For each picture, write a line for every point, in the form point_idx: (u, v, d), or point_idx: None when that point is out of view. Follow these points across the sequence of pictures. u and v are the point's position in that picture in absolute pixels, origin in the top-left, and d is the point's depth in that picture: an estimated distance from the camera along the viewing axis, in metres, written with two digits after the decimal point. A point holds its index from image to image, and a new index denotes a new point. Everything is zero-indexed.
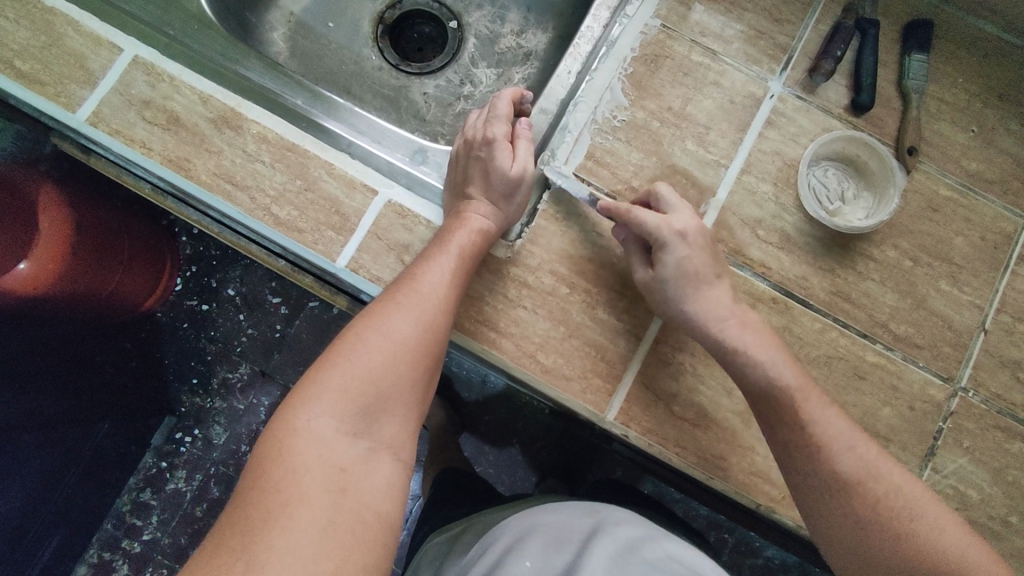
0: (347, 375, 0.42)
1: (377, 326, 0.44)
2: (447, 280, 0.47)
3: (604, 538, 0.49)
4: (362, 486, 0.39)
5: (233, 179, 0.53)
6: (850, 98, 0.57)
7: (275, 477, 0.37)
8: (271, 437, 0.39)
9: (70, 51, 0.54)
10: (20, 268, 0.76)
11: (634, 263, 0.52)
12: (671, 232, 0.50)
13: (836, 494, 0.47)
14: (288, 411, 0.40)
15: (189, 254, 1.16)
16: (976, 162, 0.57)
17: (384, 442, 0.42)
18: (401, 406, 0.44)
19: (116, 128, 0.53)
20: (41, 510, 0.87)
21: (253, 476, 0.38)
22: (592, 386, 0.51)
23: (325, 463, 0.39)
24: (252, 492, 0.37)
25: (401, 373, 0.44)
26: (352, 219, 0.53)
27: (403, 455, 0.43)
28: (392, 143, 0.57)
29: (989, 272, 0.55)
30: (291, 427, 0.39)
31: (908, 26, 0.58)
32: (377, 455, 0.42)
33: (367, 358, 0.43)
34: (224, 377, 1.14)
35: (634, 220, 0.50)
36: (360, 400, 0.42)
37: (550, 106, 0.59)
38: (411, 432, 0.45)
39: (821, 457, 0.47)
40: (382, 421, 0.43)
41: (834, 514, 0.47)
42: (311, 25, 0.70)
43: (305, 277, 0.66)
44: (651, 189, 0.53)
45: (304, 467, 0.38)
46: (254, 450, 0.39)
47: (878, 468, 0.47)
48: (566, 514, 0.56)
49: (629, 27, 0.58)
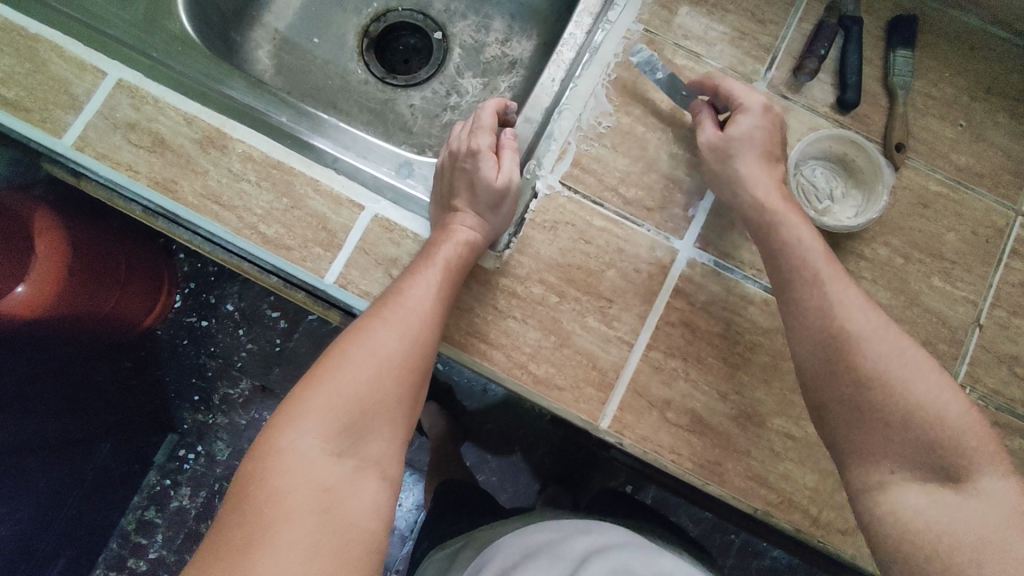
0: (332, 392, 0.42)
1: (362, 342, 0.44)
2: (433, 293, 0.47)
3: (599, 558, 0.49)
4: (348, 505, 0.39)
5: (220, 200, 0.53)
6: (836, 96, 0.57)
7: (258, 499, 0.37)
8: (257, 458, 0.39)
9: (55, 77, 0.54)
10: (18, 291, 0.77)
11: (702, 124, 0.54)
12: (756, 102, 0.54)
13: (843, 369, 0.44)
14: (273, 431, 0.41)
15: (186, 271, 1.16)
16: (965, 156, 0.56)
17: (371, 460, 0.42)
18: (388, 423, 0.44)
19: (102, 152, 0.53)
20: (45, 533, 0.87)
21: (237, 498, 0.38)
22: (585, 395, 0.51)
23: (310, 483, 0.39)
24: (236, 515, 0.37)
25: (387, 389, 0.44)
26: (339, 235, 0.53)
27: (390, 473, 0.43)
28: (378, 157, 0.58)
29: (982, 267, 0.55)
30: (276, 447, 0.39)
31: (891, 22, 0.58)
32: (364, 473, 0.41)
33: (353, 375, 0.43)
34: (225, 393, 1.14)
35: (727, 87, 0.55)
36: (346, 418, 0.41)
37: (535, 115, 0.59)
38: (400, 449, 0.44)
39: (825, 339, 0.46)
40: (369, 439, 0.42)
41: (839, 389, 0.45)
42: (296, 41, 0.70)
43: (297, 293, 0.66)
44: None
45: (288, 488, 0.38)
46: (240, 471, 0.40)
47: (889, 346, 0.44)
48: (563, 533, 0.55)
49: (611, 32, 0.58)
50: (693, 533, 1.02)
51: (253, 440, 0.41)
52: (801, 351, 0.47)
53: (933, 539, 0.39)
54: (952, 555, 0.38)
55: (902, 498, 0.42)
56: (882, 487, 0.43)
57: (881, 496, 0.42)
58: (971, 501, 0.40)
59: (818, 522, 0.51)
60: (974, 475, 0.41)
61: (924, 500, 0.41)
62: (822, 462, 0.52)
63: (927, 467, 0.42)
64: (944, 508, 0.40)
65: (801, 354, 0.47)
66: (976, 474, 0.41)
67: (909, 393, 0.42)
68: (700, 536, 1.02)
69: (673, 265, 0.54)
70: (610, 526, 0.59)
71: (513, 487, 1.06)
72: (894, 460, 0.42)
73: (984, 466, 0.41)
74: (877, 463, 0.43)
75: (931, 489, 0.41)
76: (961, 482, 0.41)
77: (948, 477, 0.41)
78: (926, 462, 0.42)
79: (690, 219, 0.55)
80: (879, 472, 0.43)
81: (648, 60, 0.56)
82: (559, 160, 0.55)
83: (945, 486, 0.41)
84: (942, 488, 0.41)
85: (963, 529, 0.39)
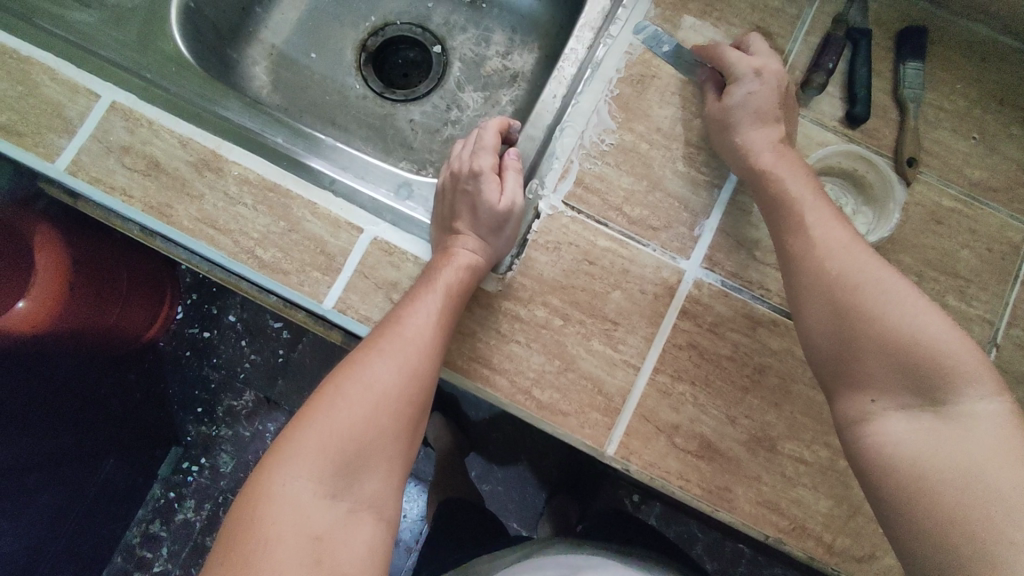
0: (326, 431, 0.41)
1: (358, 377, 0.43)
2: (432, 322, 0.46)
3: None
4: (340, 552, 0.38)
5: (216, 223, 0.52)
6: (845, 110, 0.55)
7: (247, 547, 0.36)
8: (248, 501, 0.39)
9: (48, 100, 0.53)
10: (19, 306, 0.77)
11: (707, 95, 0.55)
12: (748, 68, 0.52)
13: (826, 302, 0.44)
14: (265, 473, 0.40)
15: (188, 282, 1.15)
16: (979, 170, 0.55)
17: (366, 501, 0.41)
18: (384, 460, 0.42)
19: (96, 176, 0.52)
20: (48, 550, 0.86)
21: (226, 545, 0.37)
22: (591, 420, 0.50)
23: (300, 530, 0.38)
24: (223, 562, 0.36)
25: (384, 425, 0.43)
26: (338, 258, 0.52)
27: (386, 513, 0.42)
28: (376, 178, 0.56)
29: (998, 284, 0.53)
30: (267, 491, 0.39)
31: (901, 33, 0.56)
32: (357, 516, 0.40)
33: (348, 412, 0.42)
34: (228, 406, 1.14)
35: (719, 55, 0.54)
36: (340, 458, 0.40)
37: (536, 133, 0.58)
38: (397, 487, 0.43)
39: (811, 276, 0.45)
40: (364, 479, 0.41)
41: (824, 323, 0.44)
42: (293, 56, 0.69)
43: (297, 312, 0.65)
44: (743, 38, 0.55)
45: (277, 536, 0.37)
46: (231, 514, 0.39)
47: (872, 276, 0.43)
48: (558, 572, 0.54)
49: (613, 47, 0.56)
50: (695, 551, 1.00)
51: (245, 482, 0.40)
52: (794, 289, 0.46)
53: (914, 465, 0.38)
54: (931, 480, 0.36)
55: (885, 426, 0.40)
56: (865, 417, 0.41)
57: (865, 427, 0.41)
58: (956, 428, 0.37)
59: (833, 549, 0.50)
60: (958, 397, 0.38)
61: (906, 429, 0.39)
62: (836, 487, 0.50)
63: (910, 394, 0.40)
64: (925, 434, 0.38)
65: (792, 296, 0.47)
66: (963, 399, 0.38)
67: (888, 320, 0.41)
68: (702, 554, 1.00)
69: (680, 286, 0.52)
70: (604, 563, 0.58)
71: (519, 498, 1.04)
72: (876, 389, 0.41)
73: (973, 389, 0.38)
74: (861, 394, 0.42)
75: (914, 416, 0.39)
76: (947, 407, 0.38)
77: (933, 402, 0.39)
78: (910, 388, 0.39)
79: (696, 238, 0.53)
80: (863, 402, 0.41)
81: (654, 36, 0.56)
82: (562, 179, 0.54)
83: (929, 412, 0.39)
84: (928, 414, 0.39)
85: (945, 455, 0.37)
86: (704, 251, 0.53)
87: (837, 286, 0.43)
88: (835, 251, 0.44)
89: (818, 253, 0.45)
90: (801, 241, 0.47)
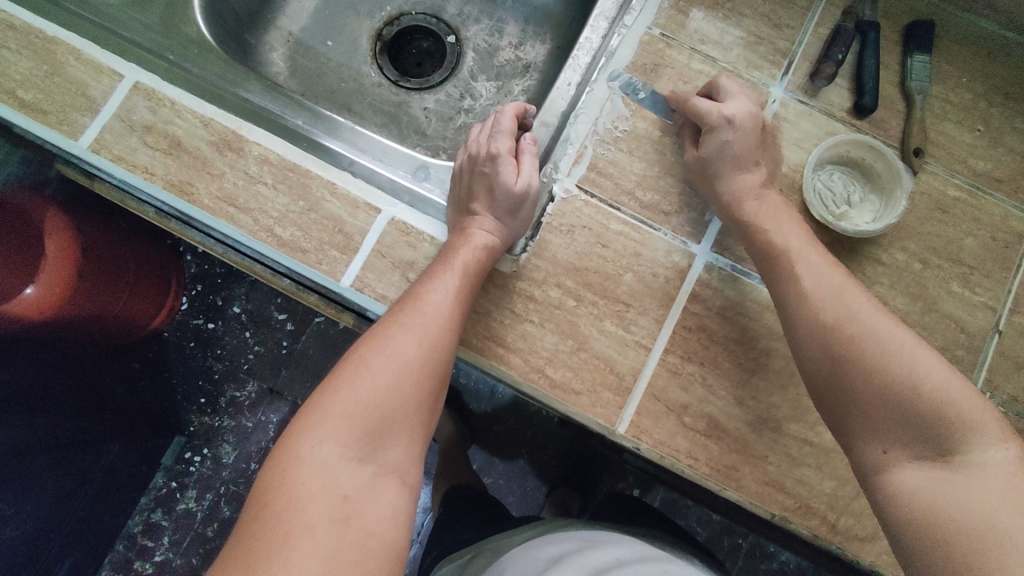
0: (351, 398, 0.42)
1: (381, 348, 0.45)
2: (450, 299, 0.48)
3: (609, 571, 0.48)
4: (367, 513, 0.39)
5: (236, 202, 0.53)
6: (853, 101, 0.57)
7: (277, 506, 0.37)
8: (275, 466, 0.40)
9: (71, 79, 0.54)
10: (26, 294, 0.76)
11: (685, 143, 0.56)
12: (721, 117, 0.53)
13: (827, 353, 0.46)
14: (291, 438, 0.41)
15: (194, 273, 1.16)
16: (983, 161, 0.56)
17: (389, 466, 0.42)
18: (405, 429, 0.44)
19: (118, 154, 0.53)
20: (52, 534, 0.87)
21: (256, 505, 0.38)
22: (602, 399, 0.51)
23: (329, 490, 0.39)
24: (255, 523, 0.37)
25: (406, 394, 0.44)
26: (355, 238, 0.53)
27: (408, 480, 0.43)
28: (393, 160, 0.57)
29: (1001, 272, 0.55)
30: (294, 455, 0.40)
31: (907, 27, 0.58)
32: (382, 480, 0.42)
33: (371, 381, 0.43)
34: (231, 396, 1.14)
35: (691, 105, 0.54)
36: (365, 424, 0.42)
37: (551, 119, 0.59)
38: (416, 456, 0.45)
39: (811, 328, 0.47)
40: (387, 445, 0.43)
41: (828, 374, 0.46)
42: (310, 43, 0.71)
43: (310, 296, 0.66)
44: (712, 81, 0.56)
45: (307, 495, 0.38)
46: (258, 479, 0.40)
47: (869, 323, 0.45)
48: (574, 544, 0.55)
49: (628, 36, 0.58)
50: (700, 538, 1.01)
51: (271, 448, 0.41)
52: (789, 324, 0.49)
53: (931, 514, 0.39)
54: (949, 529, 0.38)
55: (900, 478, 0.42)
56: (880, 468, 0.43)
57: (881, 479, 0.43)
58: (967, 476, 0.39)
59: (836, 528, 0.51)
60: (967, 446, 0.40)
61: (921, 480, 0.41)
62: (840, 468, 0.51)
63: (920, 444, 0.41)
64: (938, 485, 0.40)
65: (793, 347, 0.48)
66: (974, 447, 0.40)
67: (890, 372, 0.43)
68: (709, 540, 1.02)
69: (690, 270, 0.53)
70: (619, 536, 0.58)
71: (520, 490, 1.05)
72: (885, 439, 0.43)
73: (980, 438, 0.40)
74: (873, 445, 0.43)
75: (926, 466, 0.41)
76: (957, 457, 0.40)
77: (943, 452, 0.41)
78: (918, 438, 0.41)
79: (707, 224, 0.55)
80: (875, 454, 0.43)
81: (629, 84, 0.56)
82: (575, 163, 0.55)
83: (939, 462, 0.40)
84: (939, 464, 0.40)
85: (958, 504, 0.38)
86: (714, 236, 0.54)
87: (837, 337, 0.45)
88: (833, 302, 0.47)
89: (813, 310, 0.47)
90: (797, 296, 0.48)
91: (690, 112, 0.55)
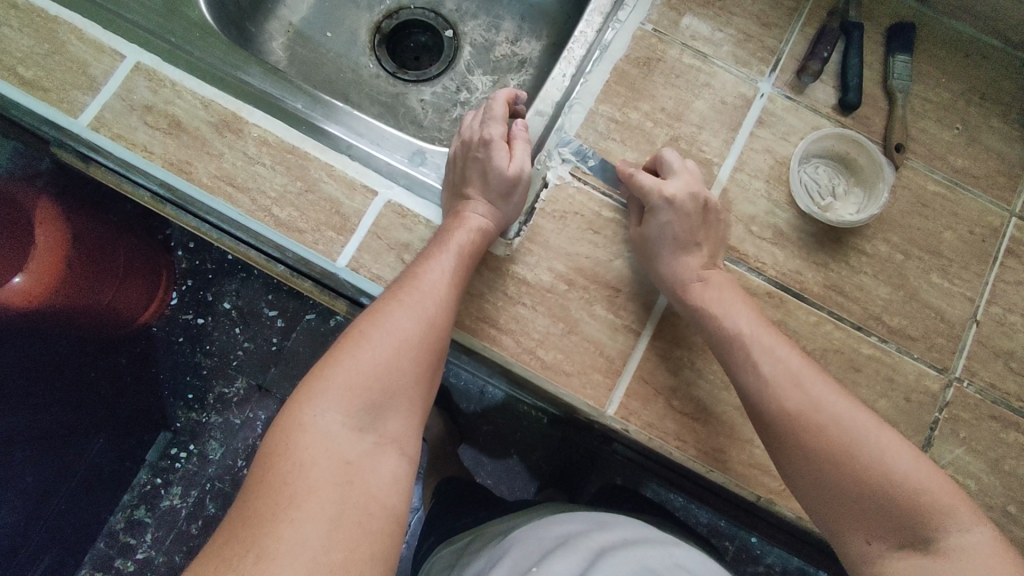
0: (352, 370, 0.44)
1: (381, 324, 0.46)
2: (447, 278, 0.49)
3: (613, 552, 0.48)
4: (368, 479, 0.41)
5: (235, 181, 0.54)
6: (838, 98, 0.59)
7: (282, 470, 0.39)
8: (280, 432, 0.41)
9: (73, 58, 0.55)
10: (15, 282, 0.76)
11: (629, 219, 0.55)
12: (661, 197, 0.52)
13: (791, 446, 0.47)
14: (296, 406, 0.43)
15: (184, 269, 1.15)
16: (962, 159, 0.58)
17: (389, 437, 0.45)
18: (405, 402, 0.46)
19: (118, 133, 0.54)
20: (31, 529, 0.85)
21: (262, 468, 0.40)
22: (592, 381, 0.52)
23: (332, 456, 0.41)
24: (261, 484, 0.39)
25: (404, 368, 0.46)
26: (352, 219, 0.53)
27: (407, 450, 0.45)
28: (390, 145, 0.58)
29: (978, 265, 0.56)
30: (298, 421, 0.42)
31: (890, 29, 0.60)
32: (382, 449, 0.44)
33: (372, 355, 0.45)
34: (219, 392, 1.13)
35: (634, 181, 0.54)
36: (366, 395, 0.44)
37: (546, 109, 0.60)
38: (414, 429, 0.47)
39: (785, 378, 0.48)
40: (388, 417, 0.45)
41: (796, 465, 0.47)
42: (309, 34, 0.72)
43: (304, 282, 0.69)
44: (657, 155, 0.55)
45: (311, 459, 0.40)
46: (264, 444, 0.42)
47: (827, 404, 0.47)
48: (582, 525, 0.56)
49: (621, 31, 0.59)
50: (698, 530, 1.03)
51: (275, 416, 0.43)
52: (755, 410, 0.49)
53: None
54: None
55: (888, 568, 0.43)
56: (868, 559, 0.44)
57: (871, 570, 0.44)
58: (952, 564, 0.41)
59: None
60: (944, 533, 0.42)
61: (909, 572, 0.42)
62: None
63: (901, 535, 0.43)
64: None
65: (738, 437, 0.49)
66: (951, 533, 0.42)
67: (858, 460, 0.44)
68: (705, 535, 1.03)
69: (654, 307, 0.54)
70: (625, 520, 0.59)
71: (508, 488, 1.05)
72: (868, 530, 0.44)
73: (953, 523, 0.42)
74: (857, 538, 0.45)
75: (910, 557, 0.42)
76: (937, 544, 0.42)
77: (924, 541, 0.42)
78: (899, 530, 0.43)
79: (654, 301, 0.54)
80: (860, 544, 0.45)
81: (579, 150, 0.57)
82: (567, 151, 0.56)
83: (921, 551, 0.42)
84: (922, 554, 0.42)
85: None
86: (667, 299, 0.54)
87: (801, 425, 0.47)
88: (793, 390, 0.47)
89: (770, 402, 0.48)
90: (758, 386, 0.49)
91: (633, 187, 0.54)
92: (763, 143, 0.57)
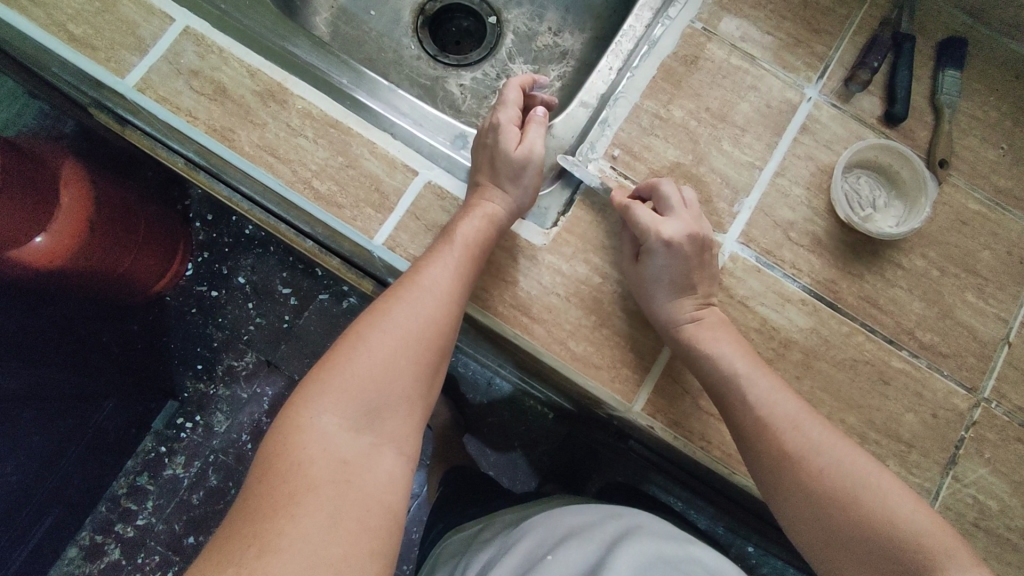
0: (348, 372, 0.44)
1: (378, 325, 0.46)
2: (449, 276, 0.49)
3: (627, 541, 0.48)
4: (364, 478, 0.41)
5: (276, 152, 0.54)
6: (884, 109, 0.58)
7: (280, 470, 0.39)
8: (280, 434, 0.42)
9: (123, 17, 0.55)
10: (37, 242, 0.77)
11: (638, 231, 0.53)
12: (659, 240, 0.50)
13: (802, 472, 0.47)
14: (293, 409, 0.43)
15: (201, 240, 1.15)
16: (1005, 178, 0.58)
17: (388, 437, 0.45)
18: (404, 402, 0.46)
19: (163, 96, 0.54)
20: (39, 488, 0.85)
21: (262, 468, 0.40)
22: (622, 375, 0.52)
23: (328, 456, 0.41)
24: (262, 483, 0.39)
25: (402, 367, 0.46)
26: (391, 198, 0.53)
27: (406, 449, 0.45)
28: (433, 127, 0.58)
29: (1014, 286, 0.56)
30: (296, 424, 0.42)
31: (941, 43, 0.59)
32: (380, 449, 0.44)
33: (369, 356, 0.45)
34: (228, 365, 1.13)
35: (632, 215, 0.52)
36: (362, 396, 0.44)
37: (590, 100, 0.60)
38: (415, 429, 0.47)
39: None
40: (385, 417, 0.45)
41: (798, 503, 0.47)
42: (353, 11, 0.71)
43: (332, 260, 0.69)
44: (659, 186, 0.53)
45: (309, 459, 0.40)
46: (265, 446, 0.42)
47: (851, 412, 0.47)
48: (594, 515, 0.55)
49: (671, 27, 0.59)
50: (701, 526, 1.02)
51: (275, 418, 0.43)
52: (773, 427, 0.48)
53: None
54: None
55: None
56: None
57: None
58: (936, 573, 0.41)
59: None
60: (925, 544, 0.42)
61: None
62: None
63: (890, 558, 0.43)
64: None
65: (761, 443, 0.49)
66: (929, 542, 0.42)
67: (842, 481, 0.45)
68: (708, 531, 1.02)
69: (661, 355, 0.53)
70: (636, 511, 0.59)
71: (510, 481, 1.05)
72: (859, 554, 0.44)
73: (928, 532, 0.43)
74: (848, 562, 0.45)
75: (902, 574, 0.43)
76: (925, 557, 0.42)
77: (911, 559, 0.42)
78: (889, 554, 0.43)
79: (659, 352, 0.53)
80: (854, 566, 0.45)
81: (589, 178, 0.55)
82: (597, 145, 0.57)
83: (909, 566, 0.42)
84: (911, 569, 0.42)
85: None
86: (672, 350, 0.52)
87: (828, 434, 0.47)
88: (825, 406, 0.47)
89: (794, 419, 0.48)
90: (785, 398, 0.48)
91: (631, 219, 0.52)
92: (807, 150, 0.57)
